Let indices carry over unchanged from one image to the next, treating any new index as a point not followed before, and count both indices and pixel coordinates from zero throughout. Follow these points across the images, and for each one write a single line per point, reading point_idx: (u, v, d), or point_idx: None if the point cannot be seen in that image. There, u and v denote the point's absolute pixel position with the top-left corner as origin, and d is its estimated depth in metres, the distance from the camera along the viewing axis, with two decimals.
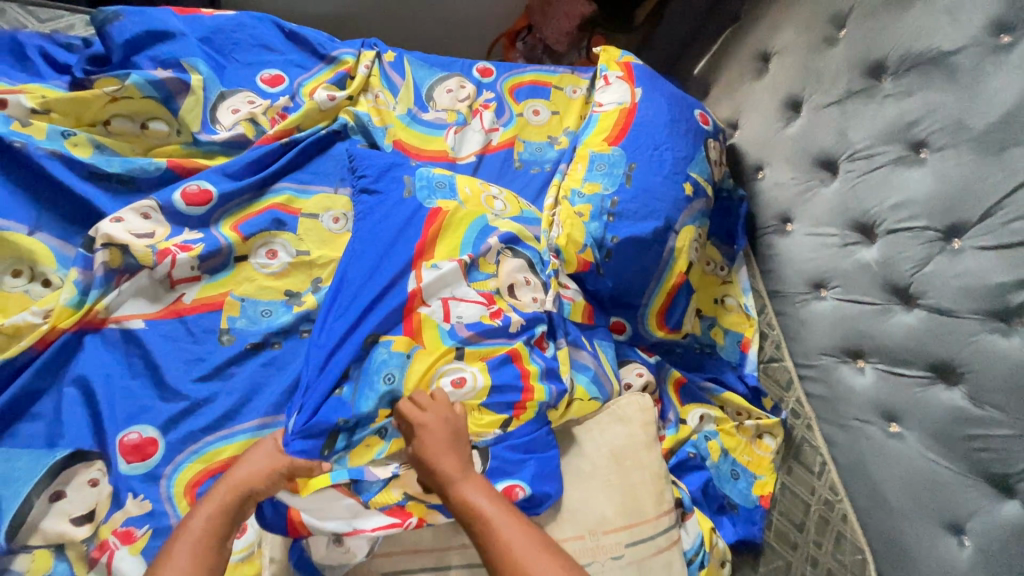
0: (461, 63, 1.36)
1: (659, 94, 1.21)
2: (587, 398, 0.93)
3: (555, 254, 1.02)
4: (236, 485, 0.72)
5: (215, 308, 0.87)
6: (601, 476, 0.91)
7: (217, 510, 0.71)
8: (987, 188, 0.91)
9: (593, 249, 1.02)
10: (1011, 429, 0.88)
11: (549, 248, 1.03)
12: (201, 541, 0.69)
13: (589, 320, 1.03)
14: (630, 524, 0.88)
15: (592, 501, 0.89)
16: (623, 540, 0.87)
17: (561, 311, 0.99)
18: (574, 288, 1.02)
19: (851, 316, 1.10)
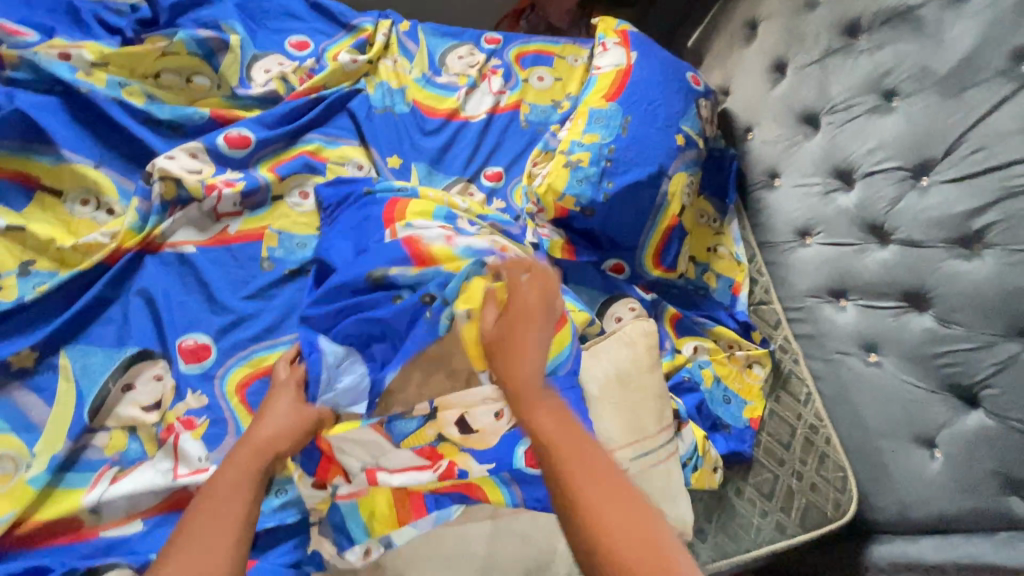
0: (471, 33, 1.47)
1: (654, 57, 1.31)
2: (575, 310, 1.06)
3: (536, 202, 1.16)
4: (260, 447, 0.76)
5: (255, 239, 1.00)
6: (609, 400, 0.98)
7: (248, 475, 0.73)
8: (949, 126, 1.01)
9: (574, 198, 1.14)
10: (975, 342, 0.97)
11: (532, 196, 1.17)
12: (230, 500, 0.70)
13: (571, 256, 1.17)
14: (635, 442, 0.96)
15: (599, 423, 0.96)
16: (630, 455, 0.95)
17: (540, 246, 1.14)
18: (552, 228, 1.17)
19: (833, 258, 1.18)
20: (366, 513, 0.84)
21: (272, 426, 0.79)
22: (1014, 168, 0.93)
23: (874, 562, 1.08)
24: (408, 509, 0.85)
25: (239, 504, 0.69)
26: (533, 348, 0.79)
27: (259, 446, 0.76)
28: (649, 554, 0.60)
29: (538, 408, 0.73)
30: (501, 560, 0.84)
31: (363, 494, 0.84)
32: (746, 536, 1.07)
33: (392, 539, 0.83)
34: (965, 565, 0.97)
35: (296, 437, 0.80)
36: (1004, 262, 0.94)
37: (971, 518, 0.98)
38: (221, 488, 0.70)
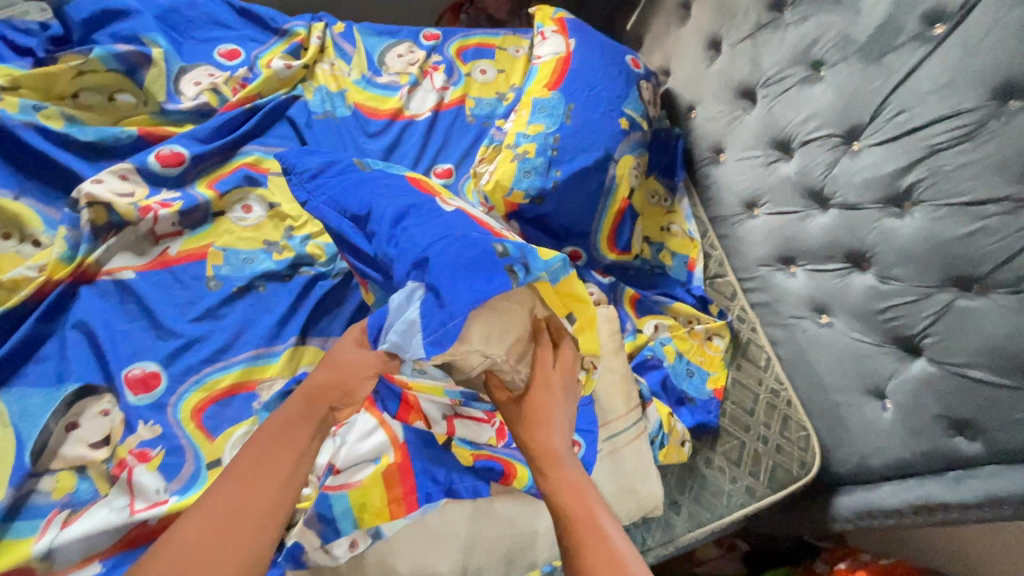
0: (409, 30, 1.45)
1: (592, 43, 1.32)
2: None
3: (485, 201, 1.15)
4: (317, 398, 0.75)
5: (199, 258, 0.97)
6: None
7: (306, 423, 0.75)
8: (873, 90, 1.05)
9: (523, 193, 1.13)
10: (912, 296, 1.01)
11: (480, 195, 1.16)
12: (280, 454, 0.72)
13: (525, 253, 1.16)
14: (604, 423, 1.00)
15: None
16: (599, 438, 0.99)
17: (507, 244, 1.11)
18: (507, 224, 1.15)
19: (779, 227, 1.23)
20: (356, 504, 0.83)
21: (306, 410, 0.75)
22: (939, 125, 0.95)
23: (839, 512, 1.14)
24: (400, 504, 0.85)
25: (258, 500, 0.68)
26: (546, 371, 0.84)
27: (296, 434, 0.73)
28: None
29: (534, 432, 0.81)
30: (484, 536, 0.89)
31: (356, 486, 0.84)
32: (719, 503, 1.11)
33: (381, 530, 0.84)
34: (920, 506, 1.02)
35: (350, 394, 0.77)
36: (932, 217, 0.97)
37: (924, 461, 1.02)
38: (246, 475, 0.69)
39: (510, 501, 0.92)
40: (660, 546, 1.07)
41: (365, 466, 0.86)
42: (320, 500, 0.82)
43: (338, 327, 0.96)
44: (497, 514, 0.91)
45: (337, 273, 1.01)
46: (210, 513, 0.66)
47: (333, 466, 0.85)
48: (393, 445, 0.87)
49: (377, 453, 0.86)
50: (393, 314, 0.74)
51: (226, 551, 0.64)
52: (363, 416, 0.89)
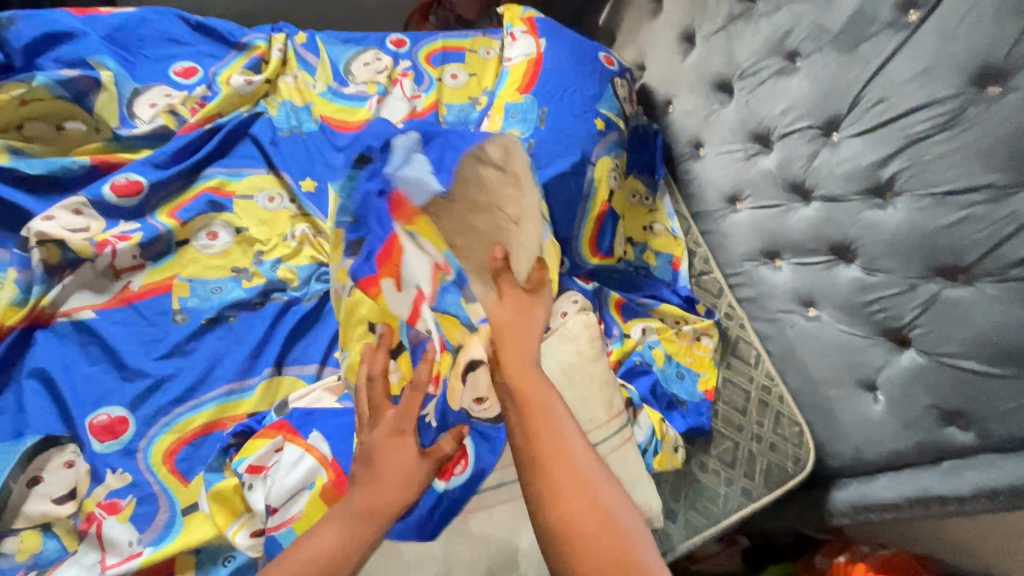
0: (374, 37, 1.41)
1: (563, 41, 1.29)
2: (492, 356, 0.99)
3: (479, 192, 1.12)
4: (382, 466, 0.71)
5: (164, 291, 0.94)
6: None
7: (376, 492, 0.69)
8: (850, 80, 1.03)
9: None
10: (899, 287, 0.99)
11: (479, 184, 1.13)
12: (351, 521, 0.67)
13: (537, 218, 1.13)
14: None
15: None
16: None
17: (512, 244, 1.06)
18: None
19: (762, 221, 1.21)
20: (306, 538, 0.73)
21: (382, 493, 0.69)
22: (917, 114, 0.94)
23: (836, 506, 1.14)
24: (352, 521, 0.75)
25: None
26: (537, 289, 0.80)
27: (372, 526, 0.67)
28: (611, 538, 0.63)
29: (502, 323, 0.76)
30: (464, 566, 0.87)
31: (298, 519, 0.73)
32: (715, 507, 1.10)
33: None
34: (915, 499, 1.01)
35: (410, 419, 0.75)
36: (914, 208, 0.95)
37: (917, 452, 1.02)
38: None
39: (486, 519, 0.88)
40: None
41: (301, 496, 0.75)
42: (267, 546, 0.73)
43: (314, 353, 0.93)
44: (486, 537, 0.88)
45: (312, 296, 0.99)
46: None
47: (269, 507, 0.75)
48: (324, 464, 0.76)
49: (310, 478, 0.75)
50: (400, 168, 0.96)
51: None
52: (287, 449, 0.78)
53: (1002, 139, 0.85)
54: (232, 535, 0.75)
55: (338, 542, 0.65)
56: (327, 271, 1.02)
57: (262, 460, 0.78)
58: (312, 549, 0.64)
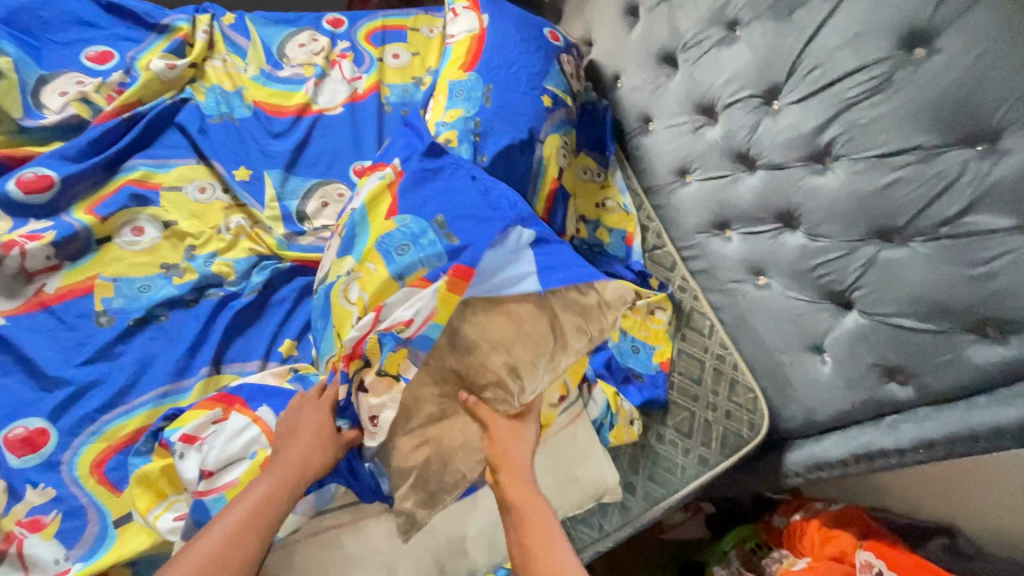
0: (309, 16, 1.35)
1: (505, 17, 1.26)
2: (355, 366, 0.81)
3: None
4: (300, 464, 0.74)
5: (85, 293, 0.89)
6: None
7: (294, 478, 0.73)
8: (787, 47, 1.03)
9: None
10: (841, 250, 1.02)
11: None
12: (269, 505, 0.71)
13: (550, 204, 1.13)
14: None
15: None
16: None
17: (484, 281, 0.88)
18: None
19: (711, 193, 1.23)
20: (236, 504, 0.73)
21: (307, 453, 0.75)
22: (850, 78, 0.94)
23: (789, 467, 1.18)
24: None
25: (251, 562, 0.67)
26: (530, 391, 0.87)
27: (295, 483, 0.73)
28: None
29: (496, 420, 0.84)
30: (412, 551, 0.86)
31: (233, 486, 0.74)
32: (672, 478, 1.10)
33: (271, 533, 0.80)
34: (861, 455, 1.05)
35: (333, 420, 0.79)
36: (851, 172, 0.97)
37: (863, 409, 1.06)
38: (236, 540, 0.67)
39: None
40: (617, 530, 1.06)
41: (236, 465, 0.76)
42: (196, 511, 0.71)
43: (257, 350, 0.90)
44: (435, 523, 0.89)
45: (250, 290, 0.94)
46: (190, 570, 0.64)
47: (203, 471, 0.74)
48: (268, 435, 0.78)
49: (253, 448, 0.77)
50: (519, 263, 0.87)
51: None
52: (233, 419, 0.78)
53: (930, 100, 0.86)
54: (154, 518, 0.73)
55: (259, 500, 0.70)
56: (269, 263, 0.98)
57: (199, 430, 0.77)
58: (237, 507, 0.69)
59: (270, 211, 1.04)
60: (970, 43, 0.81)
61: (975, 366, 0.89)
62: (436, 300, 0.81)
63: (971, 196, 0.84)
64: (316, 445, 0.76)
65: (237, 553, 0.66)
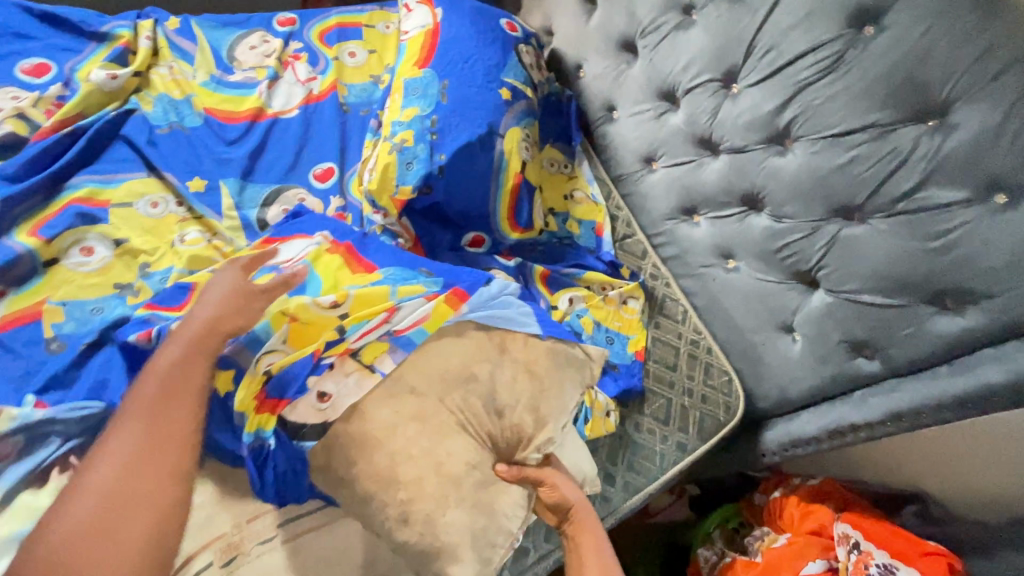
0: (258, 17, 1.31)
1: (461, 10, 1.24)
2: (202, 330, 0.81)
3: (375, 208, 1.06)
4: (212, 327, 0.75)
5: (33, 319, 0.85)
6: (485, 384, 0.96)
7: (186, 358, 0.73)
8: (742, 30, 1.03)
9: (410, 188, 1.05)
10: (803, 231, 1.03)
11: (366, 197, 1.06)
12: (168, 382, 0.71)
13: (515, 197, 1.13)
14: None
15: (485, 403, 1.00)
16: None
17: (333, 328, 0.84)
18: (401, 223, 1.07)
19: (677, 178, 1.23)
20: None
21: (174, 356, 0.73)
22: (805, 59, 0.94)
23: (766, 446, 1.21)
24: None
25: (165, 480, 0.66)
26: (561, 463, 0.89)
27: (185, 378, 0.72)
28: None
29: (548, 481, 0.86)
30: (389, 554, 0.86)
31: None
32: (652, 466, 1.10)
33: None
34: (833, 430, 1.07)
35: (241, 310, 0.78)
36: (810, 152, 0.97)
37: (833, 384, 1.08)
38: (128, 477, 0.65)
39: None
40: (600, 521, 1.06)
41: None
42: None
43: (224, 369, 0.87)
44: None
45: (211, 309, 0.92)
46: (94, 499, 0.62)
47: None
48: None
49: None
50: (508, 308, 0.92)
51: (131, 530, 0.63)
52: None
53: (881, 77, 0.86)
54: None
55: (149, 402, 0.69)
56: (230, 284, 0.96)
57: None
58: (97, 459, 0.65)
59: (229, 221, 1.02)
60: (917, 18, 0.82)
61: (937, 337, 0.91)
62: (431, 309, 0.86)
63: (925, 171, 0.85)
64: (176, 356, 0.73)
65: (168, 435, 0.68)
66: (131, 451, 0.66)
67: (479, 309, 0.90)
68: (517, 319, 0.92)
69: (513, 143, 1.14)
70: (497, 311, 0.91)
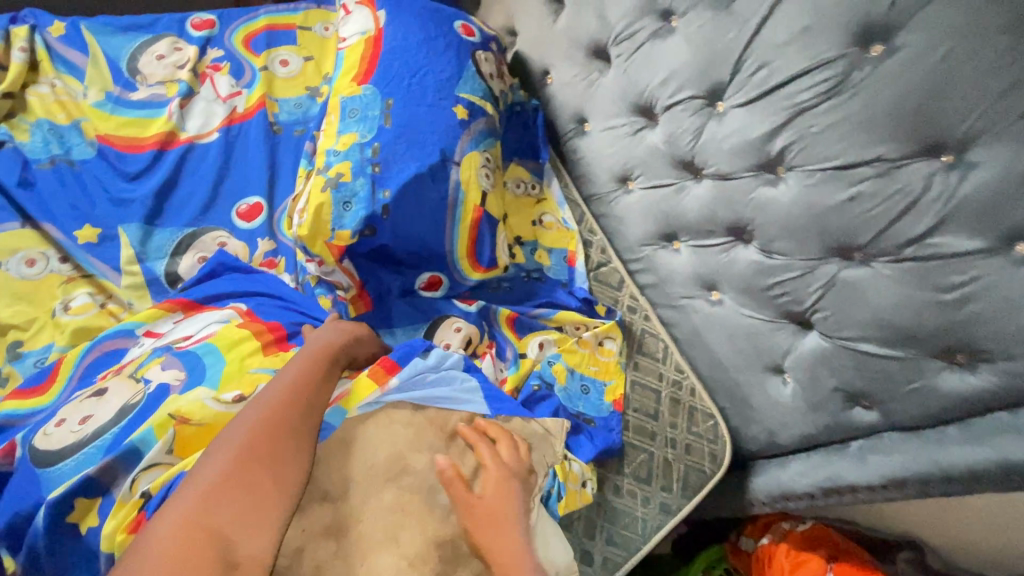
0: (168, 19, 1.12)
1: (406, 12, 1.07)
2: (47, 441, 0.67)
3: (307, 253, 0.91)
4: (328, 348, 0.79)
5: None
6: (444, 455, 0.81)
7: (319, 364, 0.76)
8: (729, 43, 0.89)
9: (348, 232, 0.90)
10: (798, 270, 0.91)
11: (297, 242, 0.91)
12: (300, 383, 0.72)
13: (475, 231, 0.99)
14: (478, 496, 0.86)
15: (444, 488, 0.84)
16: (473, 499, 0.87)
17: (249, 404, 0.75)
18: (346, 271, 0.92)
19: (655, 203, 1.10)
20: None
21: (304, 370, 0.74)
22: (801, 81, 0.82)
23: (755, 495, 1.12)
24: None
25: (280, 469, 0.62)
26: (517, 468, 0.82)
27: (298, 394, 0.71)
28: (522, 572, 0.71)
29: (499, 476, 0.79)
30: None
31: None
32: (633, 535, 1.00)
33: None
34: (828, 487, 0.99)
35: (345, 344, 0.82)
36: (805, 184, 0.86)
37: (827, 434, 0.99)
38: (266, 459, 0.62)
39: None
40: None
41: None
42: None
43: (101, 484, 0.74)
44: None
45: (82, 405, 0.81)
46: (240, 453, 0.61)
47: None
48: None
49: None
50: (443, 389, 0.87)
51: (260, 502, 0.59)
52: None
53: (891, 106, 0.74)
54: None
55: (288, 390, 0.70)
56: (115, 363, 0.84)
57: None
58: (240, 430, 0.64)
59: (129, 278, 0.87)
60: (934, 40, 0.70)
61: (945, 395, 0.81)
62: (353, 386, 0.84)
63: (938, 215, 0.74)
64: (309, 357, 0.76)
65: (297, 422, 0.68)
66: (273, 423, 0.66)
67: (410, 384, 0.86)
68: (452, 399, 0.86)
69: (470, 171, 0.99)
70: (431, 388, 0.87)
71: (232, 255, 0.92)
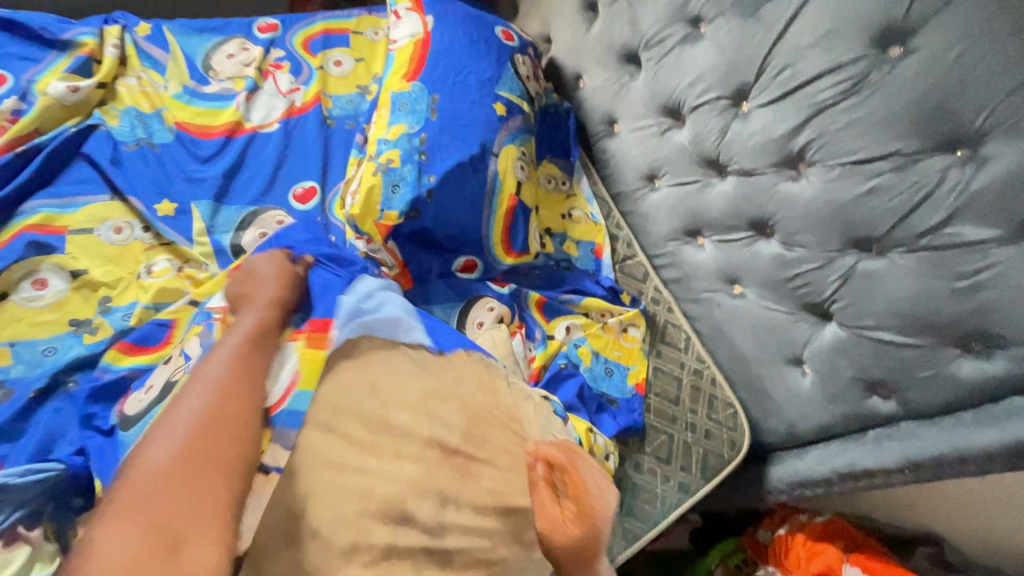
0: (238, 22, 1.24)
1: (453, 17, 1.16)
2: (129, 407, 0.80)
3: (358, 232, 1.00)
4: (268, 322, 0.86)
5: None
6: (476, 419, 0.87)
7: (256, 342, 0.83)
8: (754, 47, 0.96)
9: (395, 213, 0.98)
10: (817, 261, 0.96)
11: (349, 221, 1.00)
12: (230, 366, 0.80)
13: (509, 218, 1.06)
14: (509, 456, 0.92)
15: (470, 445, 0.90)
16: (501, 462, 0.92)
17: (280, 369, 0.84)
18: (390, 249, 1.01)
19: (680, 199, 1.16)
20: None
21: (231, 356, 0.81)
22: (822, 81, 0.88)
23: (773, 484, 1.15)
24: None
25: (218, 460, 0.70)
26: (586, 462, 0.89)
27: (228, 376, 0.79)
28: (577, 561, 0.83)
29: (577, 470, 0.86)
30: None
31: None
32: (652, 510, 1.08)
33: None
34: (845, 474, 1.01)
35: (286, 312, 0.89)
36: (826, 179, 0.91)
37: (844, 422, 1.01)
38: (208, 450, 0.71)
39: None
40: None
41: None
42: None
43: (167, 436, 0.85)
44: None
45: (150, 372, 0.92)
46: (176, 451, 0.69)
47: None
48: None
49: None
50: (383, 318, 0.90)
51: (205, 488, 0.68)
52: None
53: (909, 105, 0.79)
54: None
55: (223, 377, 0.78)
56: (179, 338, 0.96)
57: None
58: (182, 423, 0.72)
59: (200, 247, 0.98)
60: (949, 41, 0.75)
61: (960, 382, 0.85)
62: (297, 363, 0.85)
63: (953, 206, 0.79)
64: (247, 330, 0.83)
65: (236, 403, 0.76)
66: (204, 417, 0.73)
67: (348, 323, 0.88)
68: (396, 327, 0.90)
69: (506, 162, 1.07)
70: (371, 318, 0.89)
71: (291, 228, 1.00)
